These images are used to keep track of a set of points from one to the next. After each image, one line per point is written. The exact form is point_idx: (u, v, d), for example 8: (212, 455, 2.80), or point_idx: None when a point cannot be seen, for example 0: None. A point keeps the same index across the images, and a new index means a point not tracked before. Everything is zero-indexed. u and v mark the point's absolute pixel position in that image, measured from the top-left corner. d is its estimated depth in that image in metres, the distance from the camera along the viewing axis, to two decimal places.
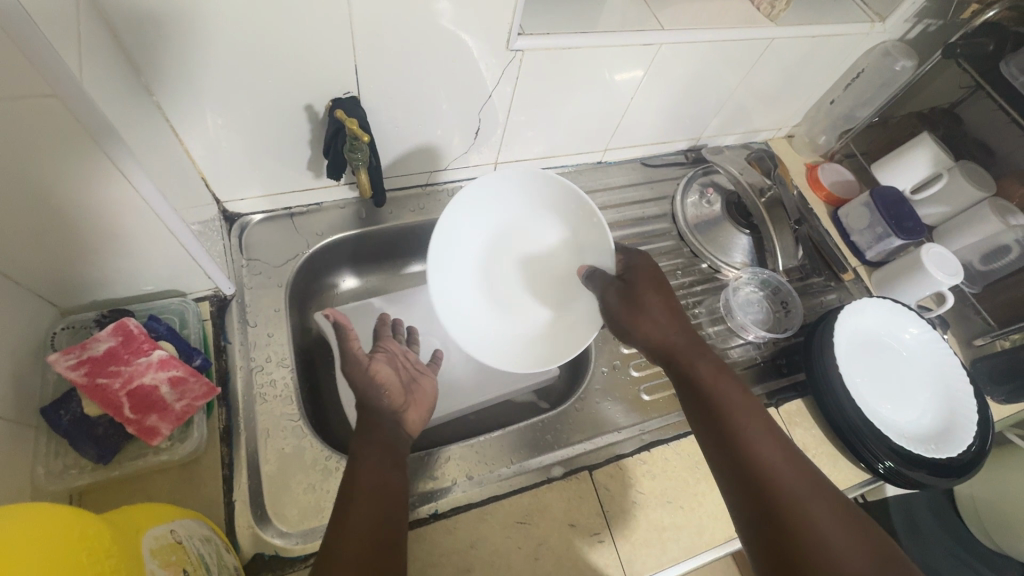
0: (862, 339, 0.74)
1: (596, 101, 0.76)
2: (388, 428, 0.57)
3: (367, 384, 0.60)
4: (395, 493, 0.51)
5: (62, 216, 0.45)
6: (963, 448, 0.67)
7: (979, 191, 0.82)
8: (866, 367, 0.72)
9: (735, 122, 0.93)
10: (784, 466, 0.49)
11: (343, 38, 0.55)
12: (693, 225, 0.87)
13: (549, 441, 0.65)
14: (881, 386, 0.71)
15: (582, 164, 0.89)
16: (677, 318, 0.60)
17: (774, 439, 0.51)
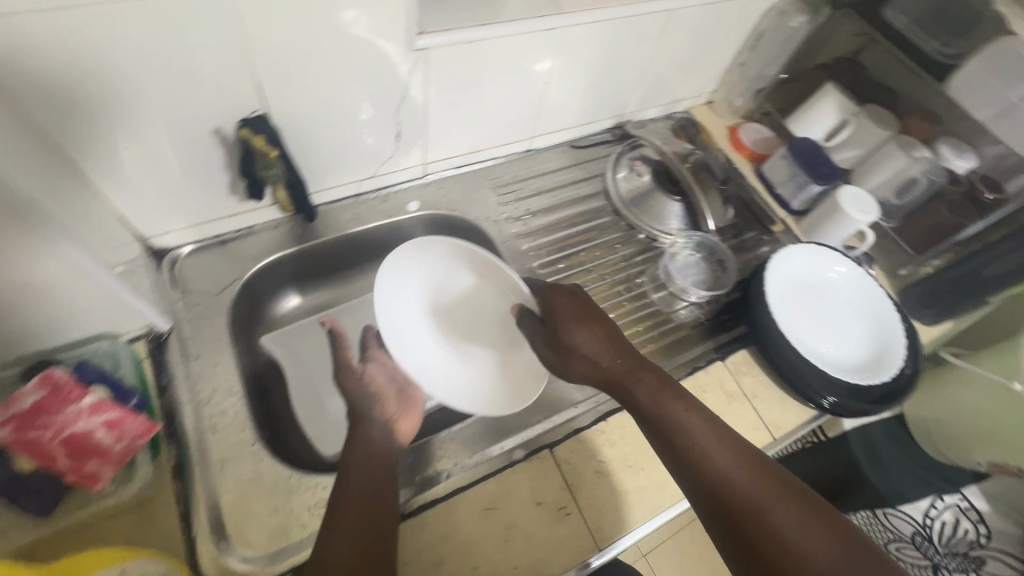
0: (793, 286, 0.78)
1: (513, 89, 0.77)
2: (379, 435, 0.58)
3: (360, 399, 0.61)
4: (381, 512, 0.50)
5: None
6: (896, 372, 0.71)
7: (882, 131, 0.88)
8: (801, 312, 0.76)
9: (655, 95, 0.96)
10: (734, 469, 0.51)
11: (240, 57, 0.54)
12: (627, 199, 0.90)
13: (510, 426, 0.66)
14: (816, 327, 0.75)
15: (512, 154, 0.90)
16: (616, 339, 0.61)
17: (721, 444, 0.53)
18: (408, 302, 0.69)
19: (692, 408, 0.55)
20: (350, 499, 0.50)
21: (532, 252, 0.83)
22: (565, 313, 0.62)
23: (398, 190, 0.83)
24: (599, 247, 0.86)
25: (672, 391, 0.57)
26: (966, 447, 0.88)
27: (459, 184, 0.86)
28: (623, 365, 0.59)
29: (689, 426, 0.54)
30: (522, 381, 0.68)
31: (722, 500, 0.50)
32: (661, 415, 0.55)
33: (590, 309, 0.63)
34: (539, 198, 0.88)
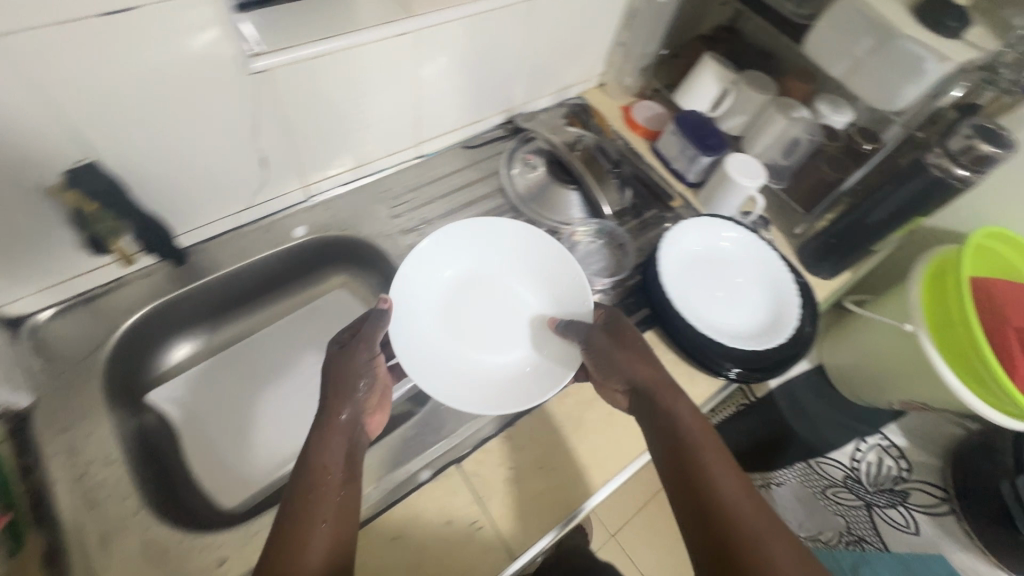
0: (688, 261, 0.78)
1: (385, 98, 0.75)
2: (355, 424, 0.57)
3: (337, 394, 0.57)
4: (332, 539, 0.48)
5: None
6: (792, 330, 0.73)
7: (761, 96, 0.89)
8: (698, 286, 0.77)
9: (541, 84, 0.94)
10: (741, 499, 0.50)
11: (48, 107, 0.50)
12: (524, 195, 0.88)
13: (416, 447, 0.64)
14: (715, 299, 0.76)
15: (402, 163, 0.87)
16: (657, 364, 0.63)
17: (733, 474, 0.53)
18: (431, 286, 0.73)
19: (713, 436, 0.56)
20: (299, 530, 0.47)
21: None
22: (625, 329, 0.66)
23: (282, 216, 0.79)
24: None
25: (696, 419, 0.58)
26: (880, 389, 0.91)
27: (347, 201, 0.83)
28: (662, 381, 0.60)
29: (709, 451, 0.54)
30: (521, 384, 0.67)
31: (723, 522, 0.49)
32: (681, 432, 0.56)
33: (640, 335, 0.66)
34: (434, 205, 0.86)
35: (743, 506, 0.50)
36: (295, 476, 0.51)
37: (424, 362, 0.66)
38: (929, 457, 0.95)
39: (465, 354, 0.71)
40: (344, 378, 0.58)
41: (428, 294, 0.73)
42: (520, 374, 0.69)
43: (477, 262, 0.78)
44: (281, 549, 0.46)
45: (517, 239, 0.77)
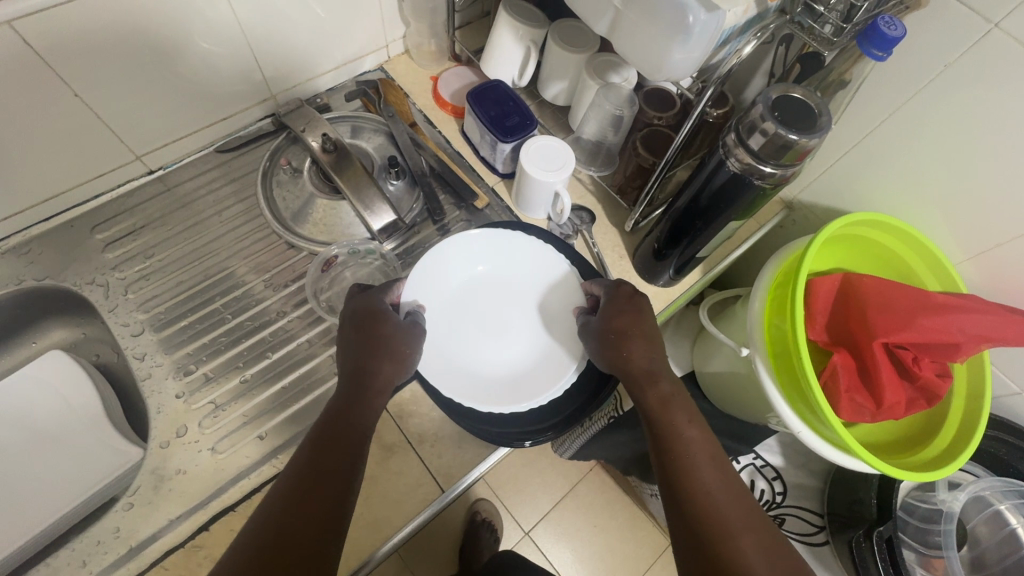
0: (461, 292, 0.64)
1: (38, 111, 0.57)
2: (380, 396, 0.52)
3: (374, 359, 0.52)
4: (321, 511, 0.44)
5: None
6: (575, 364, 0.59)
7: (573, 56, 0.68)
8: (474, 321, 0.63)
9: (307, 59, 0.75)
10: (719, 490, 0.47)
11: None
12: (284, 211, 0.72)
13: (89, 565, 0.53)
14: (495, 336, 0.62)
15: (129, 183, 0.70)
16: (656, 339, 0.56)
17: (713, 462, 0.49)
18: (439, 267, 0.62)
19: (698, 423, 0.52)
20: (296, 496, 0.44)
21: (151, 312, 0.66)
22: (616, 302, 0.58)
23: None
24: (249, 281, 0.69)
25: (683, 406, 0.53)
26: (754, 410, 0.75)
27: (52, 241, 0.67)
28: (649, 363, 0.54)
29: (689, 441, 0.50)
30: (532, 380, 0.60)
31: (699, 516, 0.46)
32: (661, 421, 0.52)
33: (637, 308, 0.57)
34: (171, 234, 0.70)
35: (720, 495, 0.47)
36: (311, 439, 0.48)
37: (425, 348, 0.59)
38: (809, 478, 0.83)
39: (472, 348, 0.61)
40: (382, 340, 0.53)
41: (437, 276, 0.62)
42: (526, 372, 0.61)
43: (491, 240, 0.65)
44: (272, 518, 0.43)
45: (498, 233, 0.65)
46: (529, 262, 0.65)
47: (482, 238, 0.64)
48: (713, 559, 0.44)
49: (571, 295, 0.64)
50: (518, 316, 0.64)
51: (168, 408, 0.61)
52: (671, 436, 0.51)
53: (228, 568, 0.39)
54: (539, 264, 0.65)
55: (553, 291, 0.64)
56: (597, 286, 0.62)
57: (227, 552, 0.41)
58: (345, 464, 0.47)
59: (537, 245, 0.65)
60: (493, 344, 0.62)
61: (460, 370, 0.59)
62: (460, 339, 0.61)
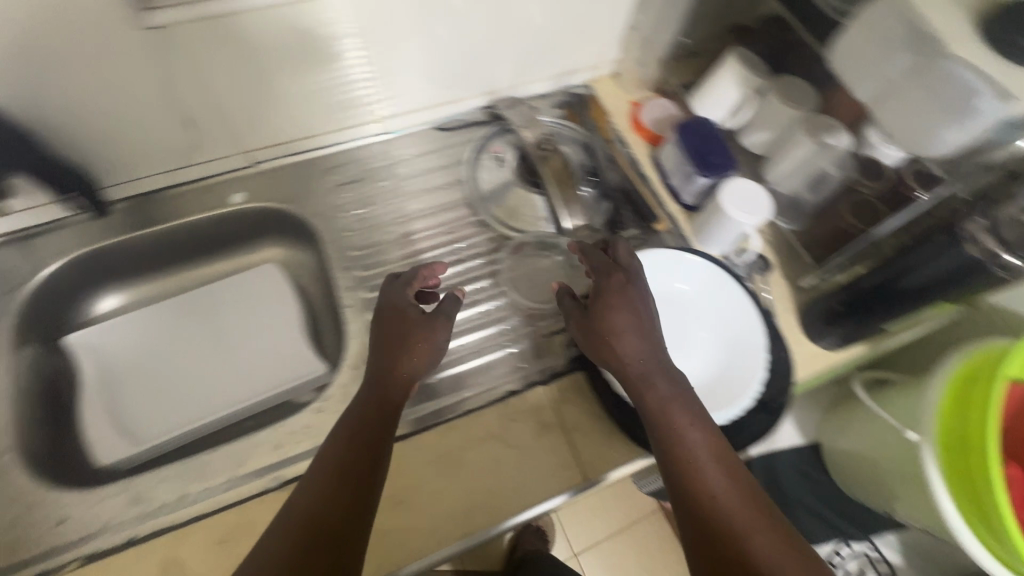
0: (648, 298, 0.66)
1: (326, 65, 0.68)
2: (403, 385, 0.55)
3: (396, 351, 0.56)
4: (347, 494, 0.47)
5: None
6: (736, 402, 0.60)
7: (791, 110, 0.71)
8: None
9: (532, 64, 0.83)
10: (728, 490, 0.47)
11: None
12: (485, 192, 0.79)
13: (280, 448, 0.61)
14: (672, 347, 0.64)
15: (361, 139, 0.81)
16: (650, 333, 0.56)
17: (720, 461, 0.49)
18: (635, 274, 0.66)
19: (701, 423, 0.51)
20: (329, 487, 0.47)
21: (361, 252, 0.75)
22: (612, 294, 0.57)
23: (224, 178, 0.76)
24: (442, 246, 0.76)
25: (686, 407, 0.52)
26: (887, 497, 0.73)
27: (295, 172, 0.78)
28: (642, 363, 0.54)
29: (691, 442, 0.49)
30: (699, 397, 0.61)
31: (706, 520, 0.45)
32: (661, 424, 0.51)
33: (627, 301, 0.57)
34: (386, 189, 0.79)
35: (729, 497, 0.46)
36: (341, 432, 0.51)
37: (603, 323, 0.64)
38: None
39: None
40: (405, 333, 0.57)
41: None
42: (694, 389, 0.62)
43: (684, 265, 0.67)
44: (310, 505, 0.46)
45: (686, 260, 0.67)
46: (711, 296, 0.66)
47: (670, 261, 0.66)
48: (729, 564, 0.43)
49: (747, 339, 0.64)
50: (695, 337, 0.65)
51: (362, 336, 0.69)
52: (673, 438, 0.50)
53: (271, 554, 0.43)
54: (721, 299, 0.66)
55: (732, 327, 0.65)
56: (591, 264, 0.62)
57: (264, 538, 0.45)
58: (369, 453, 0.50)
59: (723, 282, 0.66)
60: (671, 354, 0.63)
61: None
62: None
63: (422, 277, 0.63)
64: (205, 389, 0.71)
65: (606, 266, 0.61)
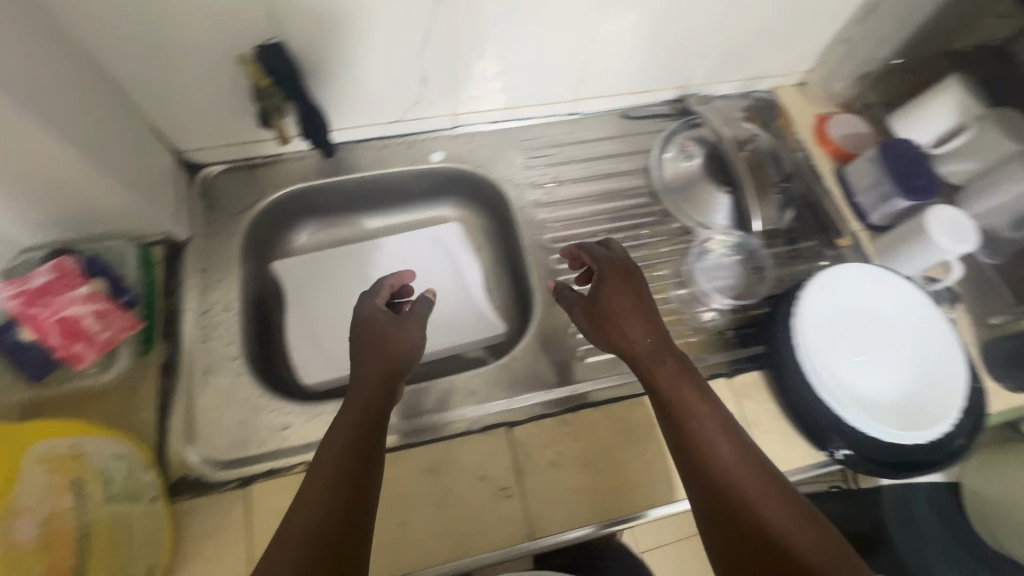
0: (847, 311, 0.66)
1: (557, 40, 0.71)
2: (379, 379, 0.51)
3: (369, 347, 0.53)
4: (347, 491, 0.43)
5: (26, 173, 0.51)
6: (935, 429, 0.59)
7: (1011, 143, 0.70)
8: (851, 341, 0.65)
9: (731, 64, 0.83)
10: (743, 468, 0.46)
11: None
12: (672, 182, 0.81)
13: (474, 395, 0.65)
14: (865, 362, 0.64)
15: (553, 115, 0.84)
16: (655, 318, 0.55)
17: (733, 442, 0.48)
18: (836, 285, 0.66)
19: (711, 403, 0.50)
20: (334, 503, 0.42)
21: (549, 223, 0.78)
22: (615, 279, 0.58)
23: (426, 137, 0.80)
24: (626, 229, 0.78)
25: (697, 385, 0.51)
26: None
27: (490, 139, 0.82)
28: (652, 343, 0.53)
29: (703, 420, 0.49)
30: (889, 417, 0.61)
31: (724, 496, 0.45)
32: (672, 404, 0.50)
33: (636, 291, 0.57)
34: (574, 166, 0.82)
35: (746, 475, 0.46)
36: (335, 444, 0.46)
37: (804, 321, 0.64)
38: None
39: (844, 362, 0.64)
40: (379, 334, 0.54)
41: (834, 290, 0.66)
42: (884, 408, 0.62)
43: (884, 286, 0.67)
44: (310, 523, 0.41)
45: (888, 283, 0.67)
46: (912, 320, 0.66)
47: (871, 280, 0.66)
48: (751, 543, 0.43)
49: (949, 370, 0.63)
50: (889, 357, 0.64)
51: (550, 304, 0.72)
52: (684, 415, 0.50)
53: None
54: (922, 325, 0.65)
55: (931, 355, 0.64)
56: (599, 255, 0.61)
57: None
58: (367, 447, 0.46)
59: (926, 309, 0.66)
60: (863, 369, 0.64)
61: (829, 374, 0.62)
62: (835, 350, 0.64)
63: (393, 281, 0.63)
64: None
65: (604, 255, 0.61)
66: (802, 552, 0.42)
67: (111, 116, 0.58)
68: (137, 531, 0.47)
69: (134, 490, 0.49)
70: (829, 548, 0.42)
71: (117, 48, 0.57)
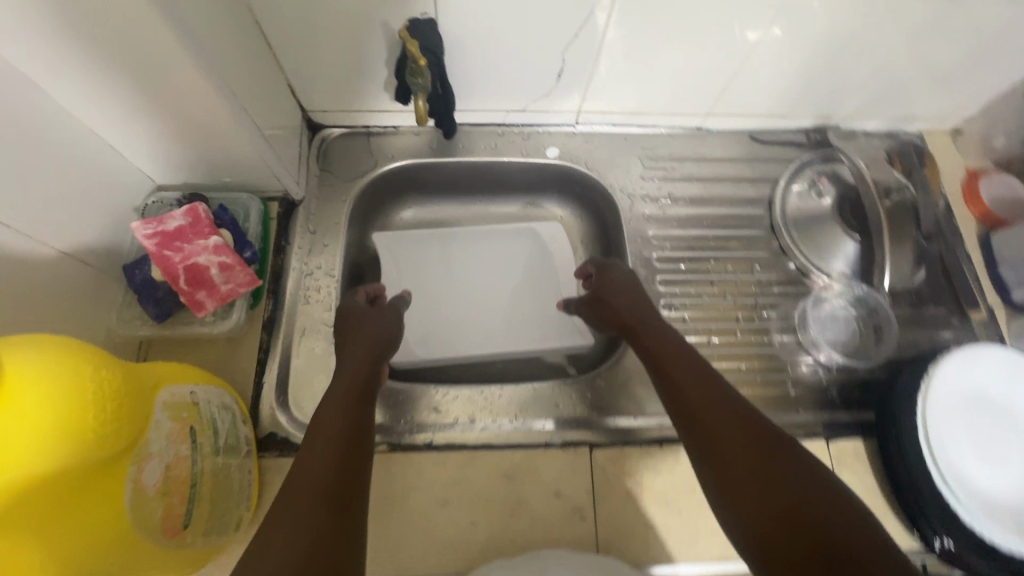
0: (976, 396, 0.61)
1: (708, 51, 0.66)
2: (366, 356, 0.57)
3: (353, 333, 0.59)
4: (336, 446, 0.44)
5: (177, 117, 0.52)
6: None
7: None
8: (974, 429, 0.60)
9: (887, 102, 0.76)
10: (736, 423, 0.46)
11: None
12: (796, 218, 0.76)
13: (557, 407, 0.63)
14: (985, 456, 0.59)
15: (678, 127, 0.79)
16: (645, 310, 0.61)
17: (723, 403, 0.48)
18: (972, 367, 0.61)
19: (702, 371, 0.51)
20: (334, 457, 0.43)
21: (656, 240, 0.75)
22: (612, 277, 0.65)
23: (544, 130, 0.78)
24: (736, 260, 0.74)
25: (688, 359, 0.53)
26: None
27: (608, 142, 0.79)
28: (644, 326, 0.59)
29: (694, 387, 0.50)
30: (1005, 520, 0.57)
31: (720, 455, 0.44)
32: (665, 378, 0.53)
33: (629, 288, 0.64)
34: (690, 184, 0.78)
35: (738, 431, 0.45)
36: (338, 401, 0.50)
37: (929, 398, 0.59)
38: None
39: (962, 450, 0.59)
40: (360, 322, 0.61)
41: (968, 371, 0.61)
42: (1001, 509, 0.57)
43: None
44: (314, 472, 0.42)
45: None
46: None
47: (1011, 369, 0.61)
48: (747, 498, 0.42)
49: None
50: (1014, 457, 0.59)
51: None
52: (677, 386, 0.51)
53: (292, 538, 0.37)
54: None
55: None
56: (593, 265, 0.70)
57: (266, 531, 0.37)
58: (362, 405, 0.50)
59: None
60: (983, 461, 0.59)
61: (945, 458, 0.58)
62: (955, 434, 0.60)
63: (371, 293, 0.67)
64: (478, 322, 0.76)
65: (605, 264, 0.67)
66: (799, 494, 0.40)
67: (259, 72, 0.59)
68: (234, 484, 0.49)
69: (234, 444, 0.51)
70: (826, 489, 0.40)
71: (278, 8, 0.56)
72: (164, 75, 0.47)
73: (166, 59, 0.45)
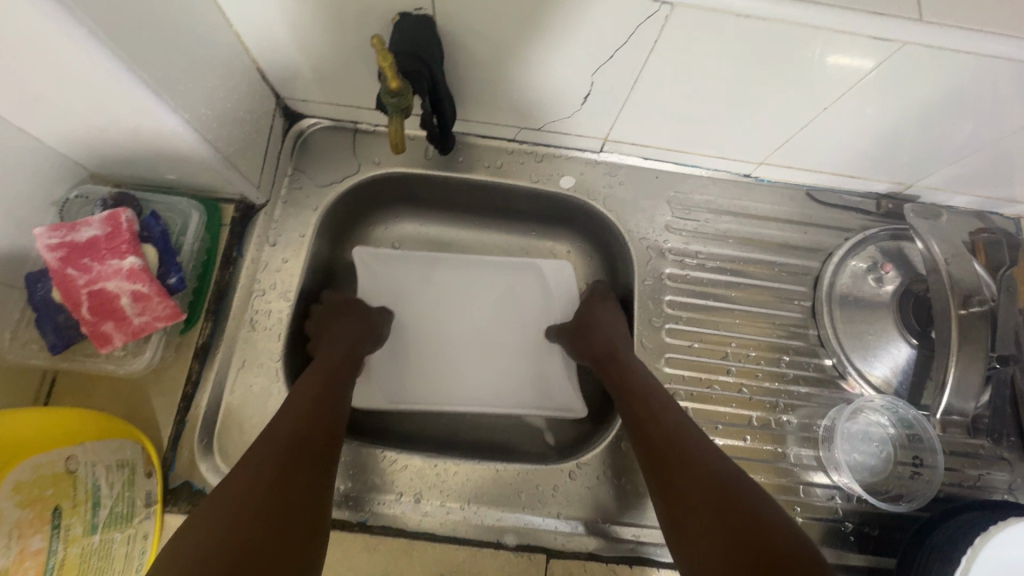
0: None
1: (780, 100, 0.52)
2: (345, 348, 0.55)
3: (341, 324, 0.58)
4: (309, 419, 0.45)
5: (88, 112, 0.41)
6: None
7: None
8: None
9: (990, 182, 0.61)
10: (701, 456, 0.45)
11: None
12: (847, 304, 0.64)
13: (518, 498, 0.54)
14: None
15: (723, 172, 0.66)
16: (622, 330, 0.60)
17: (688, 440, 0.47)
18: None
19: (670, 406, 0.51)
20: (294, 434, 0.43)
21: (671, 307, 0.63)
22: (594, 297, 0.63)
23: (562, 154, 0.66)
24: (762, 346, 0.62)
25: (656, 392, 0.52)
26: None
27: (635, 179, 0.66)
28: (616, 348, 0.57)
29: (663, 419, 0.49)
30: None
31: (681, 487, 0.43)
32: (637, 404, 0.51)
33: (608, 305, 0.62)
34: (724, 243, 0.65)
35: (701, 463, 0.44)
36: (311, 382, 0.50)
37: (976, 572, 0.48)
38: None
39: None
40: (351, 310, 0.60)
41: None
42: None
43: None
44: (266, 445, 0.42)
45: None
46: None
47: None
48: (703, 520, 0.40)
49: None
50: None
51: None
52: (645, 418, 0.50)
53: (240, 497, 0.37)
54: None
55: None
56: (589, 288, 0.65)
57: (215, 491, 0.38)
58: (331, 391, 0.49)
59: None
60: None
61: None
62: None
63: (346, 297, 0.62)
64: (452, 367, 0.66)
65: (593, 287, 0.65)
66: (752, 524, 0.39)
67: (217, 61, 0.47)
68: (116, 562, 0.43)
69: (127, 510, 0.44)
70: (780, 525, 0.39)
71: None
72: (63, 70, 0.36)
73: (61, 53, 0.34)
